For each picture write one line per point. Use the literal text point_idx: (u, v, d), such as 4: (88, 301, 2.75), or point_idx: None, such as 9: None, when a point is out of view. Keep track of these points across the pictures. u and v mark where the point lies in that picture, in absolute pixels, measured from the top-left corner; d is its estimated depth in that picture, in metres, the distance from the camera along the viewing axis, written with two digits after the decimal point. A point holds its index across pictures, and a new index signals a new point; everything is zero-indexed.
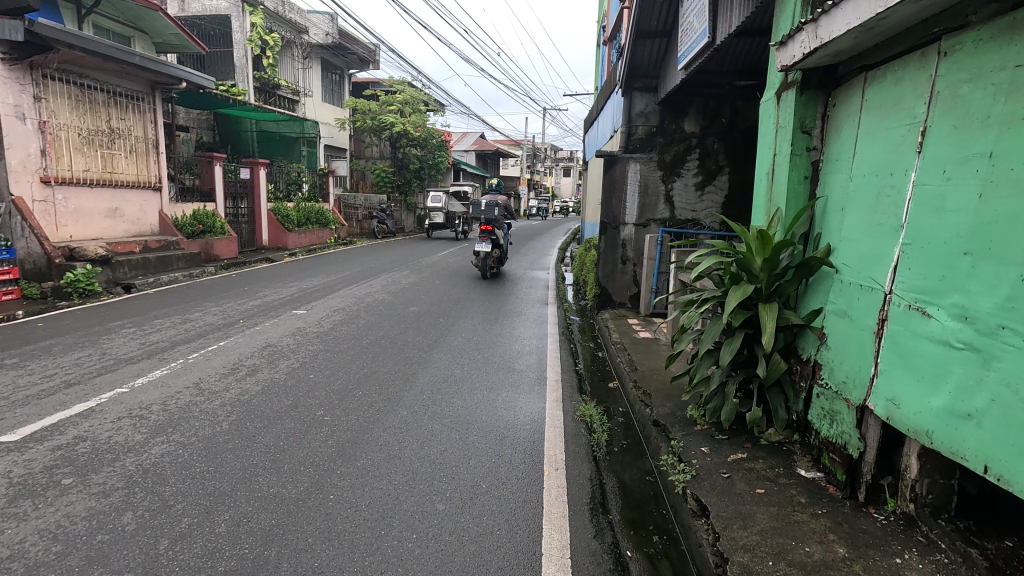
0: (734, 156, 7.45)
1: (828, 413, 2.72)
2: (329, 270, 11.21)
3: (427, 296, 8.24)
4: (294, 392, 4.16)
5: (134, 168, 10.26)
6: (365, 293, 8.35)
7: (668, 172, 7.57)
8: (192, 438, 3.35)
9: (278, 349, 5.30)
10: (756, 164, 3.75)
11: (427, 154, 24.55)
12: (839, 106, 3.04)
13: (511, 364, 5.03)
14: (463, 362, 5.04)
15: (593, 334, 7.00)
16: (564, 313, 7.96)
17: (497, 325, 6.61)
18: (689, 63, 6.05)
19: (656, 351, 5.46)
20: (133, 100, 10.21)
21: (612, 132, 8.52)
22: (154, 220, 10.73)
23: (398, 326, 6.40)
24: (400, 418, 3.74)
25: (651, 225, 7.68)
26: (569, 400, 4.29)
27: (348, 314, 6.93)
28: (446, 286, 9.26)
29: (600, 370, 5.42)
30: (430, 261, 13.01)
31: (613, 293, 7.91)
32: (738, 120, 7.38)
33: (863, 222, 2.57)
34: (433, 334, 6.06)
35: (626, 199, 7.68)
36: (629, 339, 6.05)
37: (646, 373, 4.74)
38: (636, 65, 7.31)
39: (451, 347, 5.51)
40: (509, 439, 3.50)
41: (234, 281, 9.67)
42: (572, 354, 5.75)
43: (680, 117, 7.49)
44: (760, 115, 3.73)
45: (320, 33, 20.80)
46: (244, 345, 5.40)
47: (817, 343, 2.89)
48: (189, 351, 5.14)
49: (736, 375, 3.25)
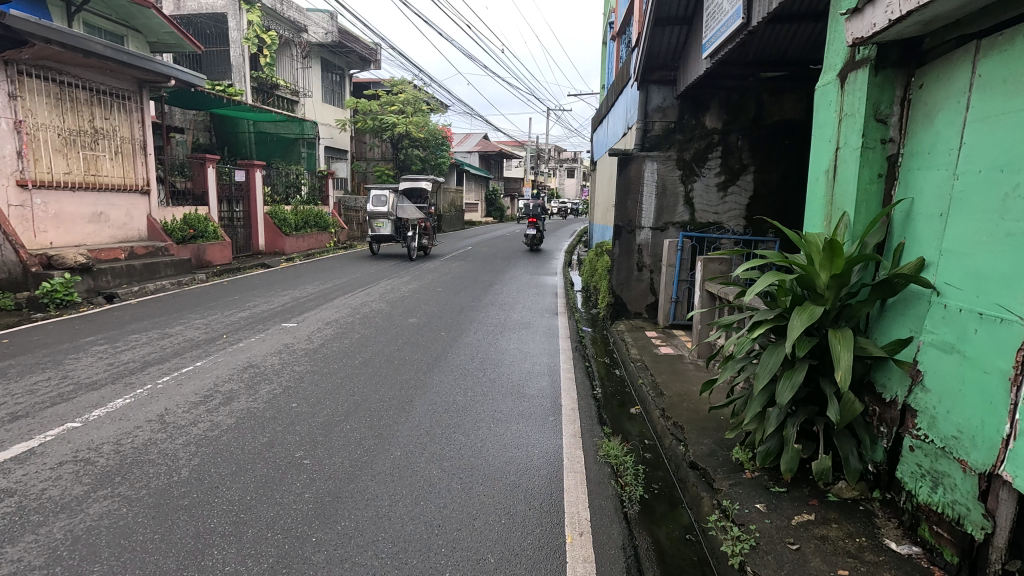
0: (759, 154, 6.90)
1: (929, 473, 2.15)
2: (325, 277, 10.71)
3: (427, 307, 7.65)
4: (272, 427, 3.61)
5: (120, 171, 9.75)
6: (361, 304, 7.75)
7: (687, 171, 6.99)
8: (142, 491, 2.80)
9: (260, 371, 4.76)
10: (812, 161, 3.19)
11: (429, 155, 24.72)
12: (928, 86, 2.48)
13: (520, 389, 4.46)
14: (467, 386, 4.48)
15: (607, 348, 6.43)
16: (574, 324, 7.40)
17: (503, 339, 6.05)
18: (717, 50, 5.50)
19: (683, 371, 4.89)
20: (119, 99, 9.71)
21: (626, 129, 7.97)
22: (141, 225, 10.21)
23: (395, 341, 5.84)
24: (392, 462, 3.18)
25: (669, 229, 7.11)
26: (589, 434, 3.71)
27: (342, 327, 6.37)
28: (449, 295, 8.65)
29: (619, 393, 4.85)
30: (431, 266, 12.50)
31: (628, 303, 7.32)
32: (763, 115, 6.84)
33: (983, 232, 2.02)
34: (433, 351, 5.49)
35: (642, 200, 7.10)
36: (650, 356, 5.48)
37: (675, 400, 4.18)
38: (653, 55, 6.75)
39: (454, 367, 4.95)
40: (521, 490, 2.93)
41: (224, 289, 9.16)
42: (588, 374, 5.18)
43: (701, 112, 6.91)
44: (816, 102, 3.18)
45: (319, 32, 20.34)
46: (223, 366, 4.84)
47: (907, 382, 2.33)
48: (159, 374, 4.60)
49: (797, 415, 2.68)
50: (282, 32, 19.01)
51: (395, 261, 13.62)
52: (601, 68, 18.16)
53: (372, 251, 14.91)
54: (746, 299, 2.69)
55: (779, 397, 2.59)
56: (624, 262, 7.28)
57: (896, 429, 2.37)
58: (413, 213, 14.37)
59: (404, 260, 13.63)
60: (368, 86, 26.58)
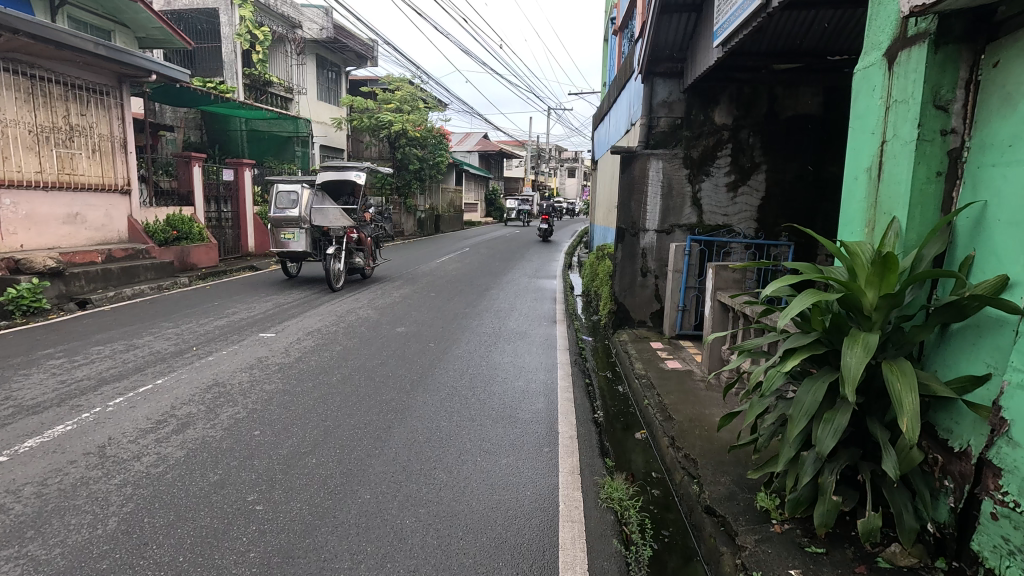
0: (772, 151, 6.44)
1: (1021, 552, 1.72)
2: (314, 280, 10.26)
3: (417, 315, 7.18)
4: (227, 461, 3.16)
5: (98, 169, 9.31)
6: (347, 312, 7.26)
7: (695, 170, 6.53)
8: (55, 550, 2.35)
9: (226, 390, 4.29)
10: (849, 156, 2.73)
11: (427, 154, 23.70)
12: (1006, 64, 2.02)
13: (512, 411, 4.01)
14: (453, 409, 4.03)
15: (609, 361, 5.98)
16: (574, 333, 6.95)
17: (496, 351, 5.60)
18: (729, 38, 5.04)
19: (693, 390, 4.44)
20: (97, 94, 9.28)
21: (629, 125, 7.52)
22: (121, 226, 9.75)
23: (380, 355, 5.38)
24: (360, 508, 2.73)
25: (676, 232, 6.66)
26: (589, 470, 3.26)
27: (324, 338, 5.92)
28: (442, 302, 8.17)
29: (623, 415, 4.39)
30: (427, 269, 12.05)
31: (631, 311, 6.86)
32: (776, 109, 6.39)
33: None
34: (420, 366, 5.04)
35: (647, 201, 6.64)
36: (656, 372, 5.03)
37: (687, 427, 3.72)
38: (659, 45, 6.30)
39: (442, 385, 4.52)
40: (508, 546, 2.48)
41: (206, 295, 8.70)
42: (589, 393, 4.73)
43: (710, 106, 6.45)
44: (854, 88, 2.73)
45: (314, 28, 19.92)
46: (186, 384, 4.39)
47: (985, 430, 1.90)
48: (112, 395, 4.13)
49: (839, 461, 2.23)
50: (276, 28, 18.55)
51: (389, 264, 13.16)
52: (603, 66, 17.75)
53: (286, 272, 10.24)
54: (781, 327, 2.18)
55: (821, 446, 2.11)
56: (628, 267, 6.81)
57: (968, 486, 1.94)
58: (339, 219, 9.46)
59: (326, 288, 9.23)
60: (365, 83, 26.07)
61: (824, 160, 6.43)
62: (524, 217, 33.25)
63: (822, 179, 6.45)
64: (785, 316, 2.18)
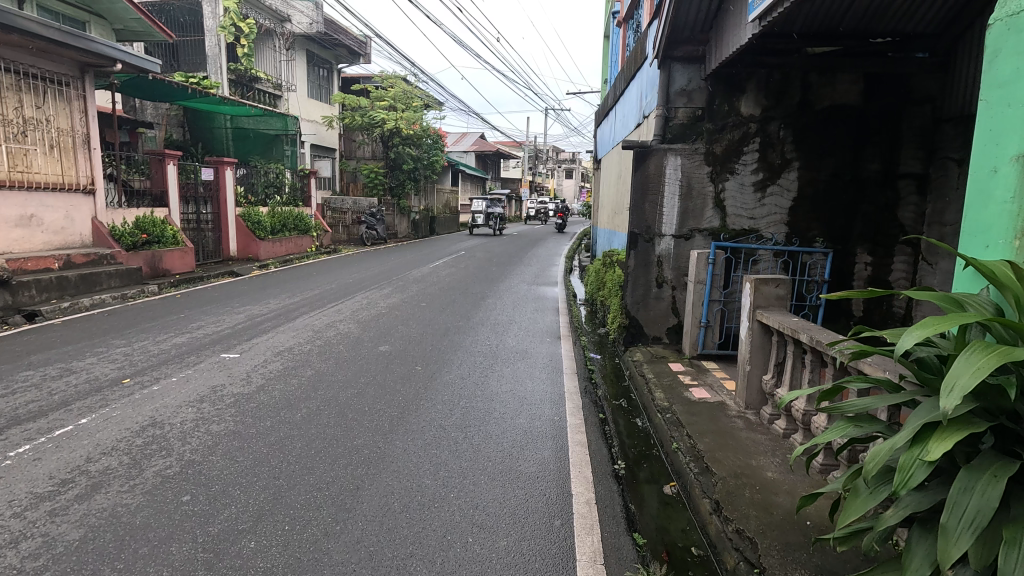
0: (805, 146, 5.69)
1: None
2: (292, 287, 9.47)
3: (404, 330, 6.38)
4: (131, 552, 2.34)
5: (57, 166, 8.54)
6: (325, 327, 6.46)
7: (718, 167, 5.79)
8: None
9: (162, 433, 3.50)
10: (987, 141, 1.98)
11: (422, 154, 22.87)
12: None
13: (515, 463, 3.27)
14: (442, 458, 3.28)
15: (623, 386, 5.22)
16: (580, 349, 6.21)
17: (495, 375, 4.86)
18: (767, 11, 4.30)
19: (731, 431, 3.68)
20: (55, 84, 8.52)
21: (641, 118, 6.79)
22: (85, 229, 8.96)
23: (360, 381, 4.63)
24: None
25: (695, 237, 5.90)
26: (614, 554, 2.51)
27: (296, 360, 5.14)
28: (434, 314, 7.39)
29: (648, 461, 3.64)
30: (419, 274, 11.27)
31: (645, 326, 6.09)
32: (810, 99, 5.65)
33: None
34: (404, 397, 4.28)
35: (663, 202, 5.91)
36: (682, 403, 4.27)
37: (734, 488, 2.96)
38: (678, 25, 5.58)
39: (431, 422, 3.79)
40: None
41: (174, 305, 7.92)
42: (604, 431, 3.98)
43: (735, 95, 5.72)
44: (987, 47, 1.98)
45: (304, 22, 19.13)
46: (114, 425, 3.59)
47: None
48: (18, 441, 3.33)
49: None
50: (263, 21, 17.81)
51: (380, 268, 12.33)
52: (605, 60, 16.95)
53: None
54: (942, 410, 1.41)
55: None
56: (641, 276, 6.07)
57: None
58: None
59: None
60: (358, 80, 25.24)
61: (864, 156, 5.69)
62: (496, 222, 25.19)
63: (861, 178, 5.71)
64: (953, 387, 1.41)
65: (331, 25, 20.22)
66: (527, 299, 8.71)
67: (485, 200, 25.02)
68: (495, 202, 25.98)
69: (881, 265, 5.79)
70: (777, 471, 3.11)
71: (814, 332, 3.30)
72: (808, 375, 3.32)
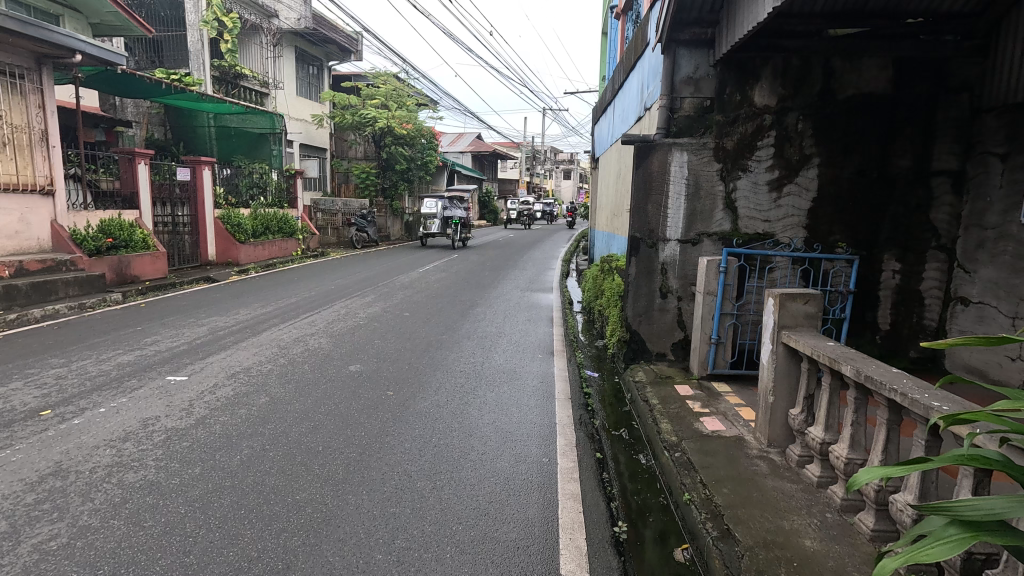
0: (827, 140, 5.08)
1: None
2: (269, 294, 8.86)
3: (380, 346, 5.75)
4: None
5: (11, 165, 7.92)
6: (294, 342, 5.85)
7: (729, 164, 5.18)
8: None
9: (62, 486, 2.88)
10: None
11: (416, 154, 22.27)
12: None
13: (489, 527, 2.64)
14: (400, 521, 2.64)
15: (622, 411, 4.58)
16: (575, 366, 5.59)
17: (476, 401, 4.24)
18: None
19: (755, 480, 3.04)
20: (9, 77, 7.90)
21: (643, 110, 6.19)
22: (43, 233, 8.34)
23: (320, 411, 4.00)
24: None
25: (704, 242, 5.29)
26: None
27: (253, 383, 4.54)
28: (417, 325, 6.77)
29: (655, 515, 2.99)
30: (406, 280, 10.66)
31: (648, 342, 5.46)
32: (833, 86, 5.03)
33: None
34: (368, 431, 3.66)
35: (668, 203, 5.30)
36: (694, 438, 3.63)
37: (765, 566, 2.32)
38: (685, 4, 4.98)
39: (394, 468, 3.17)
40: None
41: (135, 315, 7.28)
42: (599, 474, 3.34)
43: (748, 83, 5.12)
44: None
45: (292, 17, 18.55)
46: (8, 474, 2.97)
47: None
48: None
49: None
50: (249, 16, 17.18)
51: (365, 273, 11.69)
52: (603, 56, 16.33)
53: None
54: None
55: None
56: (643, 286, 5.44)
57: None
58: None
59: None
60: (350, 79, 24.59)
61: (893, 151, 5.08)
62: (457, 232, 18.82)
63: (889, 176, 5.11)
64: None
65: (320, 21, 19.58)
66: (519, 309, 8.09)
67: (443, 200, 18.41)
68: (454, 198, 20.48)
69: (911, 273, 5.18)
70: (817, 538, 2.49)
71: (858, 363, 2.65)
72: (853, 415, 2.69)
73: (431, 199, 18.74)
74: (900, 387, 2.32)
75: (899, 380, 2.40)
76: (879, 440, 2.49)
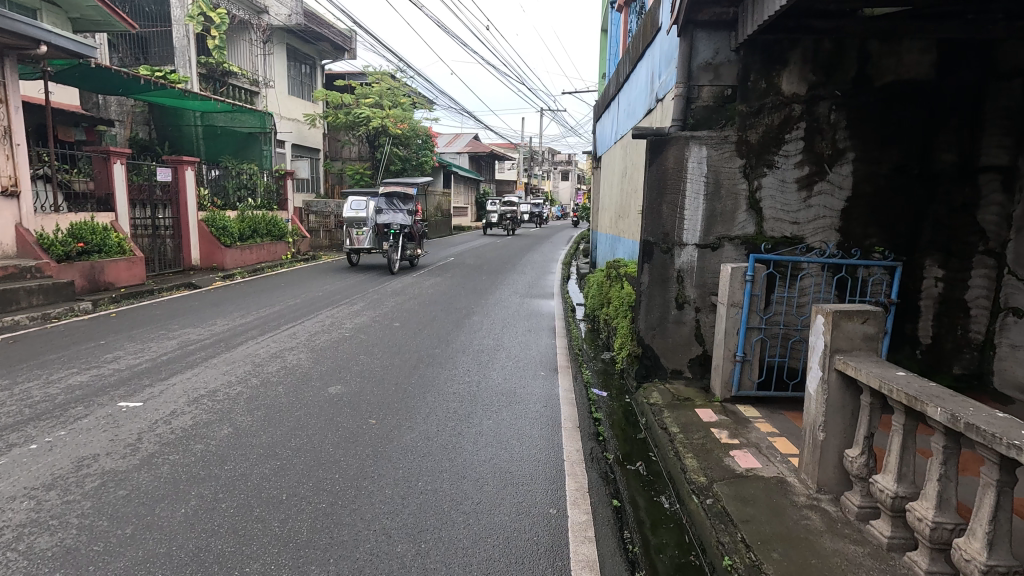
0: (863, 132, 4.54)
1: None
2: (252, 302, 8.29)
3: (365, 363, 5.17)
4: None
5: None
6: (270, 358, 5.28)
7: (753, 160, 4.65)
8: None
9: None
10: None
11: (410, 154, 21.84)
12: None
13: None
14: None
15: (637, 441, 4.01)
16: (582, 386, 5.03)
17: (471, 434, 3.66)
18: None
19: (812, 540, 2.49)
20: None
21: (655, 102, 5.68)
22: (6, 237, 7.84)
23: (289, 446, 3.44)
24: None
25: (725, 247, 4.76)
26: None
27: (218, 410, 3.98)
28: (408, 338, 6.19)
29: None
30: (399, 286, 10.10)
31: (664, 357, 4.92)
32: (870, 72, 4.50)
33: None
34: (339, 476, 3.07)
35: (685, 204, 4.77)
36: (729, 480, 3.07)
37: None
38: None
39: (371, 525, 2.61)
40: None
41: (103, 326, 6.71)
42: (619, 530, 2.78)
43: (775, 70, 4.59)
44: None
45: (282, 14, 17.99)
46: None
47: None
48: None
49: None
50: (237, 13, 16.52)
51: (354, 280, 11.08)
52: (604, 54, 15.82)
53: None
54: None
55: None
56: (658, 296, 4.88)
57: None
58: None
59: None
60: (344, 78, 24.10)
61: (937, 145, 4.55)
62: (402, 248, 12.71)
63: (931, 172, 4.57)
64: None
65: (313, 18, 19.08)
66: (519, 319, 7.49)
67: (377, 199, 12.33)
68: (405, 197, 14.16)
69: (955, 281, 4.63)
70: None
71: (949, 404, 2.11)
72: (944, 467, 2.14)
73: (359, 197, 12.54)
74: (1021, 443, 1.77)
75: (1016, 430, 1.86)
76: (984, 505, 1.95)
